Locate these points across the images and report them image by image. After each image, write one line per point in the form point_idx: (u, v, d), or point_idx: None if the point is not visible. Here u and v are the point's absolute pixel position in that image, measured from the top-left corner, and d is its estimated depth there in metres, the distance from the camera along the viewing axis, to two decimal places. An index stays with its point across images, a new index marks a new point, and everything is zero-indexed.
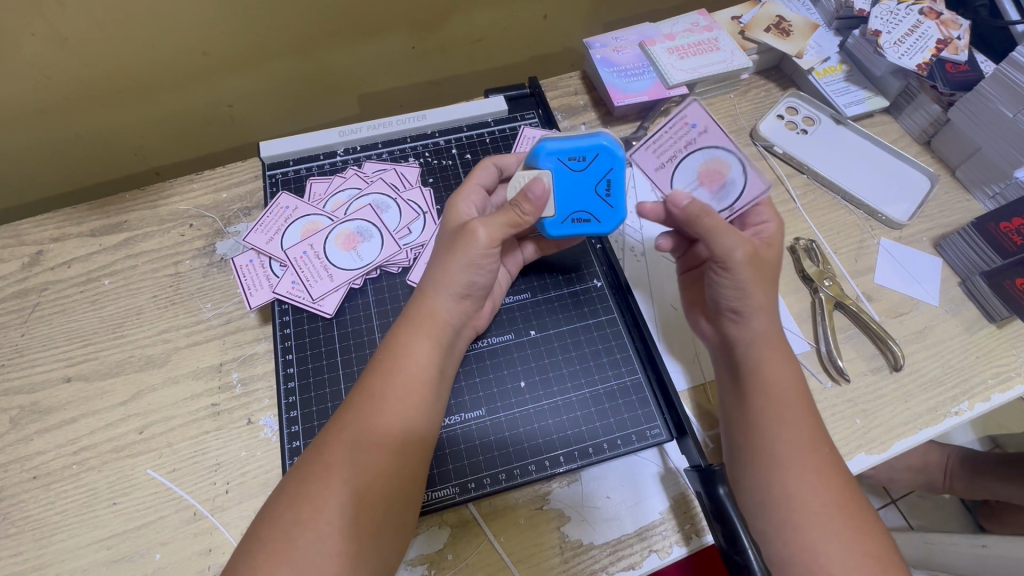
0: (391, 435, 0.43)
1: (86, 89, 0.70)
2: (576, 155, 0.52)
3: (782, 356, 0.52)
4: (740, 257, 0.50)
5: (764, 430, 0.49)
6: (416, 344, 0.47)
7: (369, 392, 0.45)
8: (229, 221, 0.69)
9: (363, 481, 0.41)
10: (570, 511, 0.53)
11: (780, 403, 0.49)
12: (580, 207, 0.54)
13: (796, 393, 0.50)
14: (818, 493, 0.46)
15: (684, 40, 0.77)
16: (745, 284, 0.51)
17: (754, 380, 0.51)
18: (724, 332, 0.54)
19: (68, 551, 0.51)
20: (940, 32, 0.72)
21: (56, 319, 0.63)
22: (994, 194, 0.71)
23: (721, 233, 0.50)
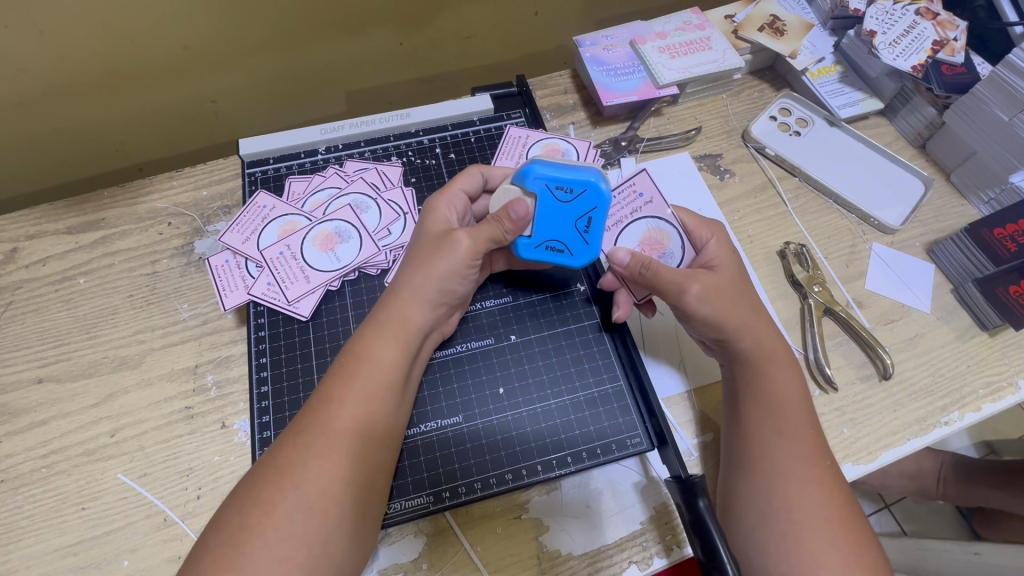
0: (352, 435, 0.43)
1: (62, 84, 0.69)
2: (563, 185, 0.51)
3: (787, 367, 0.52)
4: (694, 296, 0.51)
5: (759, 441, 0.48)
6: (378, 344, 0.47)
7: (332, 392, 0.44)
8: (208, 220, 0.68)
9: (324, 483, 0.40)
10: (548, 521, 0.52)
11: (785, 417, 0.49)
12: (554, 239, 0.53)
13: (804, 407, 0.50)
14: (794, 504, 0.45)
15: (675, 39, 0.76)
16: (719, 313, 0.51)
17: (759, 392, 0.50)
18: (721, 351, 0.54)
19: (35, 557, 0.50)
20: (936, 33, 0.70)
21: (30, 318, 0.61)
22: (989, 199, 0.69)
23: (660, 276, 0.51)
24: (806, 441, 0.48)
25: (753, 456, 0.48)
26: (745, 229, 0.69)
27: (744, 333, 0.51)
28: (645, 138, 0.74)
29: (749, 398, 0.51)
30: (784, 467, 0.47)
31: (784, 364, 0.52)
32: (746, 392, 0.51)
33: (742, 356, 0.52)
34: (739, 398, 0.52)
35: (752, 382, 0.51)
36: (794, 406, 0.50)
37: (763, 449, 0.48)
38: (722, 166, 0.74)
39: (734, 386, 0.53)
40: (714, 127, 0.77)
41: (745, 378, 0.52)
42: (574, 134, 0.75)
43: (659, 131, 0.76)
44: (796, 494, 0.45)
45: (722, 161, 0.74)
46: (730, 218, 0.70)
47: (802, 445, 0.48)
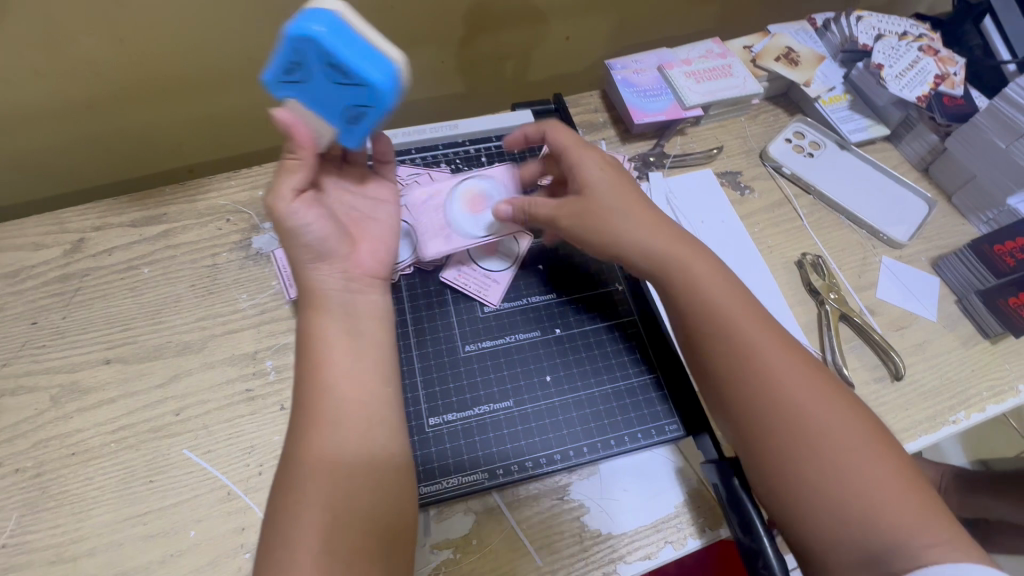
0: (336, 429, 0.45)
1: (132, 87, 0.74)
2: None
3: (738, 295, 0.51)
4: (595, 174, 0.57)
5: (760, 384, 0.47)
6: (319, 326, 0.49)
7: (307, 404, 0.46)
8: (265, 217, 0.72)
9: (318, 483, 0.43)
10: (588, 503, 0.55)
11: (757, 349, 0.48)
12: None
13: (763, 325, 0.50)
14: (840, 444, 0.44)
15: (700, 65, 0.82)
16: (657, 242, 0.54)
17: (725, 326, 0.50)
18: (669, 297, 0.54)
19: (105, 526, 0.53)
20: (938, 68, 0.77)
21: (97, 304, 0.65)
22: (988, 219, 0.75)
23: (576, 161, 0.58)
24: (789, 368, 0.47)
25: (755, 406, 0.47)
26: (765, 240, 0.74)
27: (690, 249, 0.54)
28: (671, 155, 0.80)
29: (720, 340, 0.49)
30: (791, 403, 0.46)
31: (735, 291, 0.52)
32: (706, 339, 0.50)
33: (706, 294, 0.51)
34: (714, 332, 0.50)
35: (722, 313, 0.50)
36: (757, 333, 0.49)
37: (746, 385, 0.47)
38: (742, 183, 0.80)
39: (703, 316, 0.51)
40: (734, 146, 0.83)
41: (720, 309, 0.50)
42: (605, 149, 0.81)
43: (683, 149, 0.82)
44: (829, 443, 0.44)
45: (742, 178, 0.80)
46: (750, 230, 0.75)
47: (792, 376, 0.47)
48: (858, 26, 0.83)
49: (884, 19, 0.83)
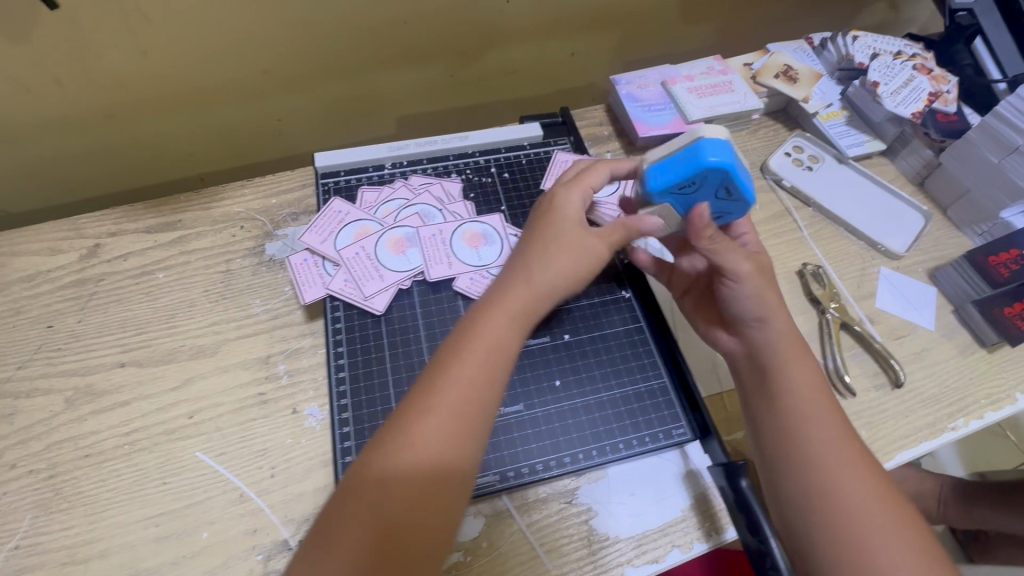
0: (462, 394, 0.47)
1: (150, 99, 0.76)
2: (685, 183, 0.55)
3: (801, 355, 0.54)
4: (747, 270, 0.54)
5: (788, 434, 0.50)
6: (470, 366, 0.47)
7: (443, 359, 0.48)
8: (278, 225, 0.74)
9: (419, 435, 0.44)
10: (597, 507, 0.56)
11: (800, 402, 0.51)
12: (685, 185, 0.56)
13: (821, 385, 0.52)
14: (841, 482, 0.47)
15: (702, 82, 0.85)
16: (756, 293, 0.55)
17: (774, 379, 0.53)
18: (742, 334, 0.56)
19: (118, 527, 0.53)
20: (931, 86, 0.80)
21: (112, 308, 0.66)
22: (982, 232, 0.77)
23: (724, 252, 0.54)
24: (834, 426, 0.50)
25: (777, 446, 0.50)
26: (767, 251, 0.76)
27: (773, 314, 0.54)
28: None
29: (775, 382, 0.52)
30: (818, 453, 0.48)
31: (799, 352, 0.54)
32: (773, 378, 0.53)
33: (766, 341, 0.54)
34: (765, 381, 0.53)
35: (778, 370, 0.53)
36: (810, 388, 0.52)
37: (779, 432, 0.51)
38: None
39: (756, 368, 0.54)
40: None
41: (773, 363, 0.53)
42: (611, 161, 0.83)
43: None
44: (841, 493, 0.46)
45: None
46: None
47: (829, 430, 0.49)
48: (854, 45, 0.85)
49: (879, 39, 0.86)
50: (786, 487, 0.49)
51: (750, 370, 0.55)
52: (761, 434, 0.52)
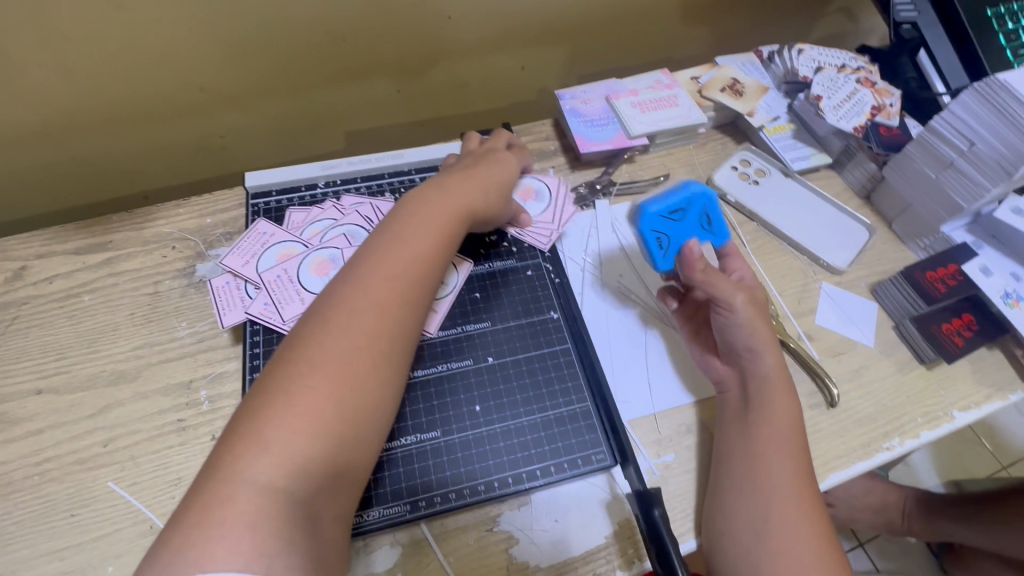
0: (386, 306, 0.50)
1: (83, 117, 0.74)
2: (674, 209, 0.64)
3: (787, 394, 0.57)
4: (740, 302, 0.57)
5: (760, 467, 0.53)
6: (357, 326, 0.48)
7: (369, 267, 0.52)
8: (211, 245, 0.72)
9: (349, 339, 0.47)
10: (518, 534, 0.55)
11: (773, 439, 0.54)
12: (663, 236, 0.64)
13: (797, 426, 0.56)
14: (783, 515, 0.51)
15: (646, 96, 0.84)
16: (745, 326, 0.58)
17: (756, 413, 0.56)
18: (737, 364, 0.60)
19: (21, 562, 0.52)
20: (874, 99, 0.80)
21: (32, 332, 0.64)
22: (925, 245, 0.76)
23: (717, 285, 0.58)
24: (798, 464, 0.53)
25: (743, 479, 0.53)
26: None
27: (764, 349, 0.57)
28: (619, 183, 0.81)
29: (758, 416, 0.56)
30: (778, 490, 0.52)
31: (786, 391, 0.57)
32: (759, 407, 0.56)
33: (756, 375, 0.58)
34: (748, 414, 0.57)
35: (765, 403, 0.56)
36: (789, 425, 0.55)
37: (750, 468, 0.54)
38: None
39: (745, 398, 0.58)
40: (681, 174, 0.84)
41: (757, 396, 0.57)
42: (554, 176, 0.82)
43: (631, 177, 0.83)
44: (786, 528, 0.50)
45: None
46: None
47: (790, 469, 0.53)
48: (799, 59, 0.86)
49: (823, 52, 0.86)
50: (742, 515, 0.52)
51: (736, 403, 0.59)
52: (727, 461, 0.55)
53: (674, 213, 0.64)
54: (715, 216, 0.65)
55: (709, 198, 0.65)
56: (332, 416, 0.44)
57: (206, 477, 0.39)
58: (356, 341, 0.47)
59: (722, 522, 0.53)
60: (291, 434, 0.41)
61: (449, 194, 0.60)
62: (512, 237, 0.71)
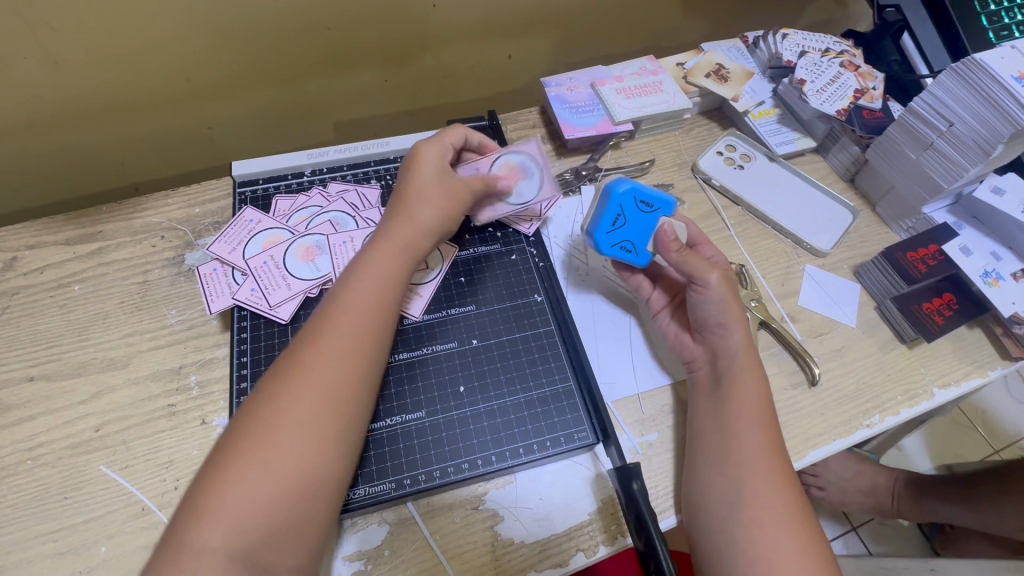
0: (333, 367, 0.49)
1: (71, 109, 0.75)
2: (643, 202, 0.65)
3: (753, 370, 0.58)
4: (714, 280, 0.59)
5: (731, 441, 0.54)
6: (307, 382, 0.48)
7: (315, 325, 0.51)
8: (200, 234, 0.73)
9: (291, 407, 0.46)
10: (503, 512, 0.56)
11: (742, 413, 0.56)
12: (628, 237, 0.65)
13: (764, 401, 0.57)
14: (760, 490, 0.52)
15: (631, 82, 0.85)
16: (720, 301, 0.59)
17: (726, 390, 0.57)
18: (706, 343, 0.61)
19: (15, 543, 0.53)
20: (857, 83, 0.81)
21: (24, 321, 0.65)
22: (908, 227, 0.77)
23: (691, 263, 0.60)
24: (766, 437, 0.55)
25: (718, 455, 0.54)
26: None
27: (733, 325, 0.59)
28: (604, 169, 0.82)
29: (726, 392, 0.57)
30: (749, 461, 0.53)
31: (752, 367, 0.58)
32: (727, 384, 0.58)
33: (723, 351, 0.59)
34: (718, 391, 0.58)
35: (733, 378, 0.58)
36: (756, 399, 0.57)
37: (721, 441, 0.55)
38: (674, 195, 0.81)
39: (715, 374, 0.59)
40: (667, 160, 0.85)
41: (727, 374, 0.58)
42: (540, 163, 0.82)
43: (617, 163, 0.84)
44: (760, 498, 0.51)
45: (674, 190, 0.82)
46: None
47: (758, 440, 0.54)
48: (783, 44, 0.85)
49: (809, 37, 0.86)
50: (716, 487, 0.53)
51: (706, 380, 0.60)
52: (699, 435, 0.57)
53: (613, 223, 0.65)
54: (648, 197, 0.65)
55: (632, 189, 0.65)
56: (280, 483, 0.44)
57: (165, 544, 0.41)
58: (300, 409, 0.46)
59: (699, 495, 0.54)
60: (236, 504, 0.42)
61: (401, 234, 0.58)
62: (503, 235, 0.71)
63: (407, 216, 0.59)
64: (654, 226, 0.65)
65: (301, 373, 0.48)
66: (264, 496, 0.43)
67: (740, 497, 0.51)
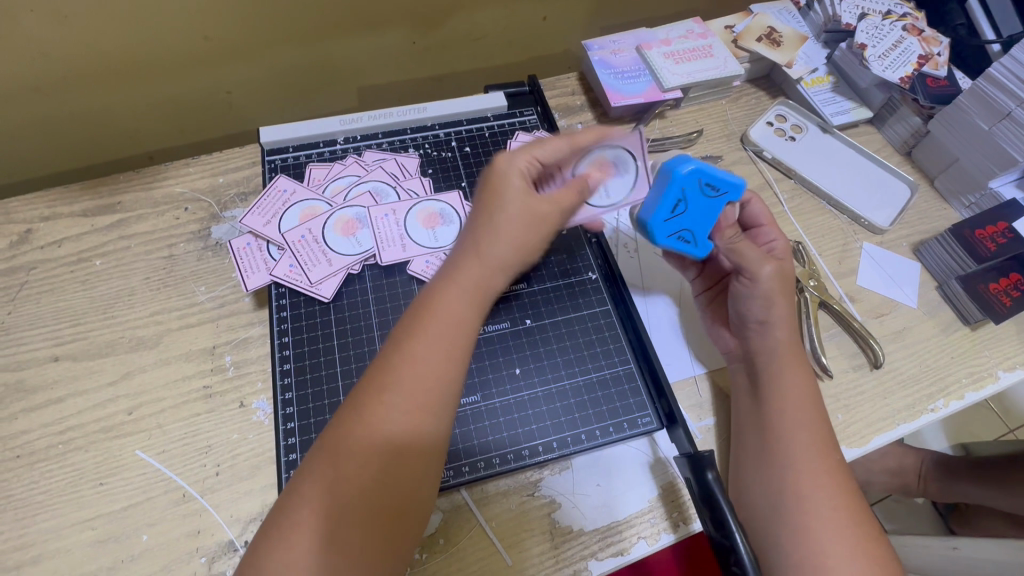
0: (403, 435, 0.42)
1: (80, 70, 0.69)
2: (711, 183, 0.55)
3: (798, 369, 0.54)
4: (767, 272, 0.55)
5: (774, 440, 0.51)
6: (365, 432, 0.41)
7: (379, 375, 0.43)
8: (225, 206, 0.69)
9: (349, 474, 0.40)
10: (560, 499, 0.54)
11: (785, 410, 0.52)
12: (688, 227, 0.57)
13: (813, 397, 0.53)
14: (836, 480, 0.49)
15: (679, 46, 0.79)
16: (769, 294, 0.55)
17: (766, 390, 0.54)
18: (749, 338, 0.57)
19: (52, 531, 0.50)
20: (922, 48, 0.76)
21: (44, 298, 0.61)
22: (970, 203, 0.74)
23: (747, 251, 0.55)
24: (815, 432, 0.51)
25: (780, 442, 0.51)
26: None
27: (776, 321, 0.55)
28: (650, 139, 0.77)
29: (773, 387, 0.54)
30: (796, 458, 0.50)
31: (796, 363, 0.54)
32: (777, 375, 0.54)
33: (768, 347, 0.55)
34: (757, 390, 0.55)
35: (771, 378, 0.54)
36: (804, 394, 0.53)
37: (763, 439, 0.52)
38: (722, 167, 0.77)
39: (753, 375, 0.56)
40: (715, 130, 0.80)
41: (766, 372, 0.54)
42: (582, 133, 0.78)
43: (663, 133, 0.79)
44: (811, 498, 0.48)
45: (723, 162, 0.78)
46: None
47: (807, 436, 0.51)
48: (841, 5, 0.80)
49: None
50: (760, 484, 0.51)
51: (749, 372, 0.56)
52: (755, 423, 0.54)
53: (673, 209, 0.57)
54: (717, 179, 0.55)
55: (699, 167, 0.55)
56: (336, 535, 0.39)
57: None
58: (360, 477, 0.40)
59: (761, 485, 0.51)
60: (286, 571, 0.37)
61: (472, 266, 0.48)
62: (597, 264, 0.65)
63: (481, 240, 0.48)
64: (716, 212, 0.57)
65: (364, 440, 0.41)
66: (315, 565, 0.38)
67: (785, 497, 0.49)
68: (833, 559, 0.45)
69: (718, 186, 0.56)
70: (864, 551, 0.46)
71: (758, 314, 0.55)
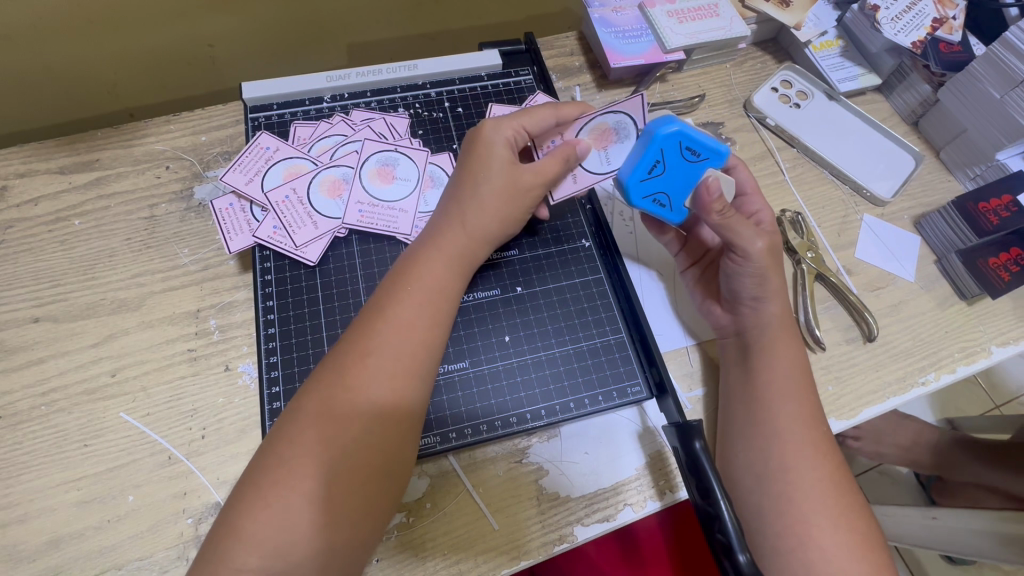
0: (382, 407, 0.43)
1: (50, 23, 0.65)
2: (693, 147, 0.52)
3: (791, 343, 0.54)
4: (758, 248, 0.52)
5: (765, 411, 0.51)
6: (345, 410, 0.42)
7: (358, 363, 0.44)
8: (208, 165, 0.66)
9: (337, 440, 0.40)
10: (547, 466, 0.54)
11: (774, 381, 0.52)
12: (664, 190, 0.55)
13: (805, 370, 0.53)
14: (821, 452, 0.49)
15: (684, 5, 0.75)
16: (764, 272, 0.53)
17: (757, 360, 0.53)
18: (739, 313, 0.56)
19: (36, 491, 0.50)
20: (936, 10, 0.71)
21: (22, 258, 0.59)
22: (975, 175, 0.72)
23: (735, 229, 0.52)
24: (804, 405, 0.51)
25: (766, 416, 0.51)
26: None
27: (771, 295, 0.54)
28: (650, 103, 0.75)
29: (760, 360, 0.53)
30: (785, 430, 0.50)
31: (787, 335, 0.54)
32: (765, 350, 0.53)
33: (758, 321, 0.54)
34: (748, 361, 0.54)
35: (762, 348, 0.54)
36: (798, 367, 0.53)
37: (755, 411, 0.52)
38: (724, 134, 0.75)
39: (743, 345, 0.55)
40: (717, 95, 0.77)
41: (757, 345, 0.54)
42: (579, 95, 0.75)
43: (663, 97, 0.76)
44: (796, 469, 0.48)
45: (725, 129, 0.75)
46: None
47: (796, 407, 0.51)
48: None
49: None
50: (746, 454, 0.51)
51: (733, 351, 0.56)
52: (738, 396, 0.53)
53: (650, 169, 0.54)
54: (698, 144, 0.52)
55: (681, 131, 0.51)
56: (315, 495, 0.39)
57: (212, 544, 0.38)
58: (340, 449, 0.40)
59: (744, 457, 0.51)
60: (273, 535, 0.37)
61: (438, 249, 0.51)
62: (595, 242, 0.63)
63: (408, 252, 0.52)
64: (696, 180, 0.54)
65: (344, 420, 0.41)
66: (316, 518, 0.39)
67: (770, 468, 0.49)
68: (819, 528, 0.46)
69: (698, 153, 0.53)
70: (848, 520, 0.47)
71: (753, 290, 0.54)
